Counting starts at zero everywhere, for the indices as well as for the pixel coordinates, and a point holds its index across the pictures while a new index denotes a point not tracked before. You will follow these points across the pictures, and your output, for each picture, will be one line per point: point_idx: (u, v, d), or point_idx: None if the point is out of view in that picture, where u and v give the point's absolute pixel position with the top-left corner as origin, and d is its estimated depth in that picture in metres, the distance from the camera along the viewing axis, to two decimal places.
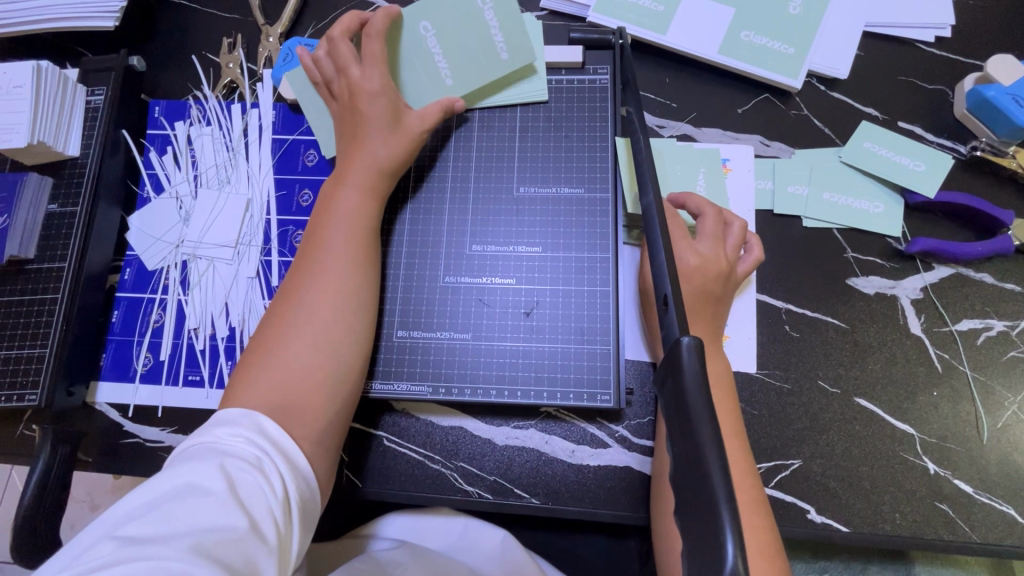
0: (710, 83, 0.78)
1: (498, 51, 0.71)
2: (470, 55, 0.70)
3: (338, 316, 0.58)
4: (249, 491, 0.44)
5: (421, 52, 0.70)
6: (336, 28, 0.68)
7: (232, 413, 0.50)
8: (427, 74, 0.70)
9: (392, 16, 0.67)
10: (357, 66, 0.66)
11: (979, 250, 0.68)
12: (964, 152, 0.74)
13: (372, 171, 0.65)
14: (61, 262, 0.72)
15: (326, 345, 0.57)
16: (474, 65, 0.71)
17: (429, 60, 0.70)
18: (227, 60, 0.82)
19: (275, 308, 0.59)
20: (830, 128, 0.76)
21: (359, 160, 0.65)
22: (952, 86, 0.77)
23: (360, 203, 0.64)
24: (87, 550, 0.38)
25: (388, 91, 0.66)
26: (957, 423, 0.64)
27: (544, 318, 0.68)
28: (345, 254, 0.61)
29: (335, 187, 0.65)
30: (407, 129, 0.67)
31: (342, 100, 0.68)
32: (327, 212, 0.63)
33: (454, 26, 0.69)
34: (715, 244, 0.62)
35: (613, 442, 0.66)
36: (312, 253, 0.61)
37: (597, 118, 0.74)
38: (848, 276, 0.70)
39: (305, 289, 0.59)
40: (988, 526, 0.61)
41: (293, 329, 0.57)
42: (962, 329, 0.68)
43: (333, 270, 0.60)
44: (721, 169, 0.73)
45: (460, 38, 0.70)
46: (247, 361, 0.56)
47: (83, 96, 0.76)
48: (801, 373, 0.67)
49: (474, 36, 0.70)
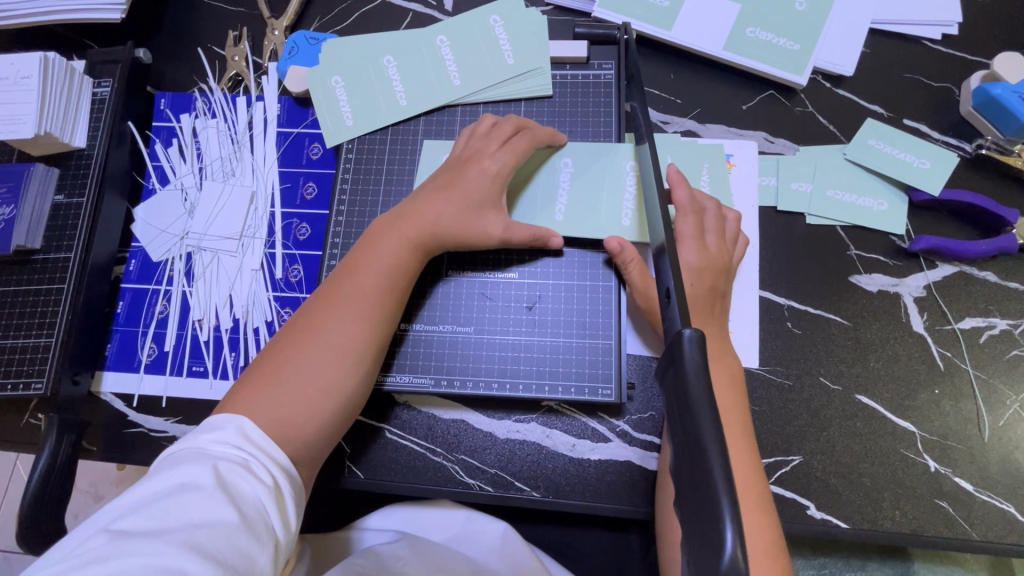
0: (715, 79, 0.78)
1: (622, 214, 0.68)
2: (592, 201, 0.69)
3: (357, 352, 0.58)
4: (237, 487, 0.45)
5: (549, 182, 0.70)
6: (506, 124, 0.68)
7: (219, 418, 0.51)
8: (544, 202, 0.69)
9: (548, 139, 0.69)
10: (493, 150, 0.66)
11: (983, 249, 0.68)
12: (969, 150, 0.74)
13: (427, 230, 0.63)
14: (67, 252, 0.73)
15: (337, 379, 0.56)
16: (592, 208, 0.69)
17: (552, 193, 0.69)
18: (232, 53, 0.83)
19: (302, 317, 0.59)
20: (834, 125, 0.75)
21: (420, 212, 0.63)
22: (958, 84, 0.76)
23: (406, 252, 0.62)
24: (86, 543, 0.40)
25: (492, 182, 0.65)
26: (959, 421, 0.64)
27: (547, 312, 0.68)
28: (374, 294, 0.60)
29: (389, 224, 0.64)
30: (477, 212, 0.64)
31: (447, 174, 0.66)
32: (374, 247, 0.62)
33: (593, 172, 0.70)
34: (719, 239, 0.64)
35: (614, 436, 0.66)
36: (349, 282, 0.60)
37: (602, 114, 0.74)
38: (851, 273, 0.70)
39: (335, 313, 0.58)
40: (988, 524, 0.61)
41: (315, 353, 0.56)
42: (964, 327, 0.68)
43: (365, 310, 0.59)
44: (724, 164, 0.73)
45: (594, 186, 0.69)
46: (260, 364, 0.56)
47: (90, 87, 0.77)
48: (802, 370, 0.67)
49: (607, 187, 0.69)
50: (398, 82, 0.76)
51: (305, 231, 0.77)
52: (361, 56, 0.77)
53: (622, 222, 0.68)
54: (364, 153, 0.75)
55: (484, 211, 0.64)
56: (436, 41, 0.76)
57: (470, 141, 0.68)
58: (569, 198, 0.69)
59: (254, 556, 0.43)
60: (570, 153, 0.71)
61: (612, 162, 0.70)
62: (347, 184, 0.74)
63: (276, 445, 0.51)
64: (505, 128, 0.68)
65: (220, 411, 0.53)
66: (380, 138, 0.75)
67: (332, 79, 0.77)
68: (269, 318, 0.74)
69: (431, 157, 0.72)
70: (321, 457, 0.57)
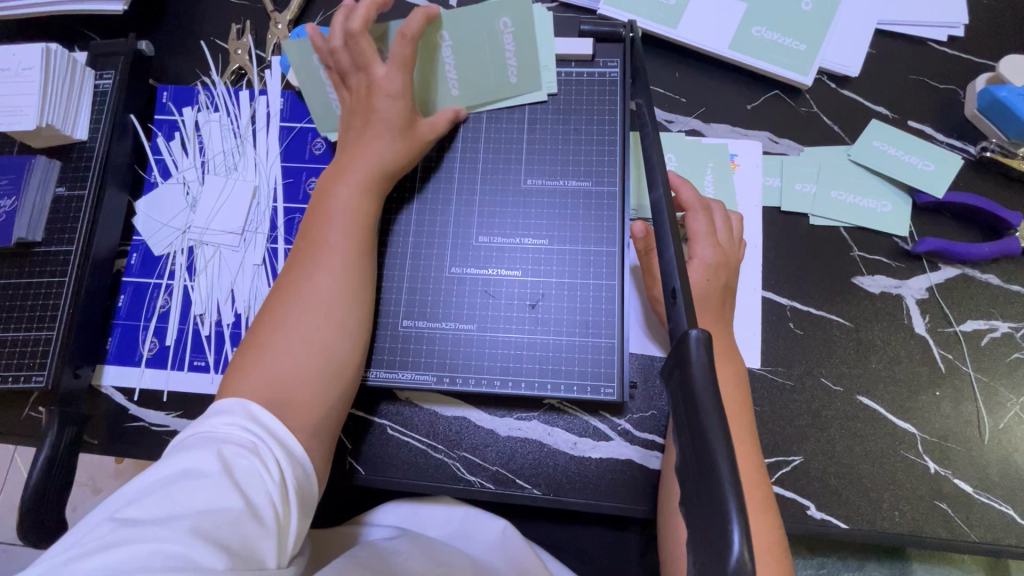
0: (719, 78, 0.78)
1: (508, 71, 0.71)
2: (477, 68, 0.70)
3: (330, 301, 0.58)
4: (243, 473, 0.45)
5: (432, 60, 0.69)
6: (356, 21, 0.63)
7: (225, 402, 0.50)
8: (433, 81, 0.70)
9: (431, 17, 0.64)
10: (383, 69, 0.64)
11: (985, 251, 0.68)
12: (973, 152, 0.74)
13: (377, 170, 0.64)
14: (69, 245, 0.72)
15: (319, 332, 0.56)
16: (483, 77, 0.71)
17: (438, 70, 0.70)
18: (235, 46, 0.82)
19: (271, 297, 0.59)
20: (839, 126, 0.75)
21: (361, 158, 0.64)
22: (963, 86, 0.76)
23: (362, 199, 0.63)
24: (92, 532, 0.40)
25: (404, 101, 0.65)
26: (959, 423, 0.65)
27: (549, 310, 0.68)
28: (341, 247, 0.60)
29: (333, 180, 0.64)
30: (418, 138, 0.67)
31: (356, 95, 0.65)
32: (324, 207, 0.62)
33: (471, 39, 0.68)
34: (731, 239, 0.64)
35: (615, 435, 0.66)
36: (309, 248, 0.60)
37: (606, 113, 0.73)
38: (854, 274, 0.70)
39: (299, 275, 0.59)
40: (986, 526, 0.61)
41: (285, 316, 0.57)
42: (966, 330, 0.68)
43: (332, 263, 0.59)
44: (728, 163, 0.73)
45: (475, 53, 0.69)
46: (242, 351, 0.56)
47: (92, 80, 0.76)
48: (803, 370, 0.67)
49: (489, 53, 0.69)
50: None
51: None
52: None
53: (511, 78, 0.72)
54: None
55: (416, 129, 0.67)
56: None
57: (350, 68, 0.65)
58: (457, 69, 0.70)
59: (257, 545, 0.43)
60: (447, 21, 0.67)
61: (484, 19, 0.67)
62: None
63: (279, 420, 0.51)
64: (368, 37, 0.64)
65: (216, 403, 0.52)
66: None
67: None
68: None
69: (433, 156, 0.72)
70: (337, 422, 0.57)
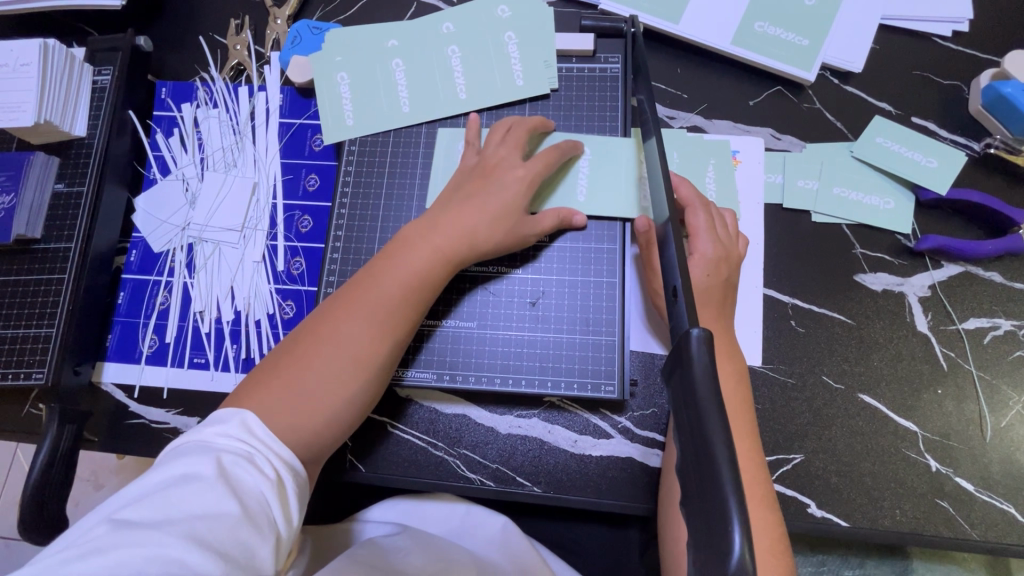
0: (722, 74, 0.77)
1: (641, 197, 0.69)
2: (611, 182, 0.69)
3: (373, 359, 0.57)
4: (238, 479, 0.45)
5: (569, 169, 0.70)
6: (525, 124, 0.69)
7: (224, 411, 0.51)
8: (564, 189, 0.69)
9: (576, 147, 0.69)
10: (519, 162, 0.66)
11: (989, 249, 0.68)
12: (977, 149, 0.73)
13: (460, 243, 0.62)
14: (68, 242, 0.72)
15: (351, 382, 0.56)
16: (612, 200, 0.69)
17: (572, 177, 0.70)
18: (234, 42, 0.82)
19: (322, 317, 0.58)
20: (842, 122, 0.75)
21: (450, 225, 0.62)
22: (968, 82, 0.76)
23: (435, 264, 0.61)
24: (86, 533, 0.40)
25: (518, 193, 0.64)
26: (961, 421, 0.64)
27: (550, 307, 0.68)
28: (397, 304, 0.59)
29: (418, 235, 0.62)
30: (513, 224, 0.64)
31: (476, 174, 0.66)
32: (402, 256, 0.61)
33: (609, 159, 0.70)
34: (727, 236, 0.64)
35: (616, 433, 0.66)
36: (370, 287, 0.59)
37: (607, 109, 0.73)
38: (856, 272, 0.70)
39: (354, 313, 0.58)
40: (988, 524, 0.61)
41: (329, 352, 0.56)
42: (968, 328, 0.68)
43: (384, 321, 0.58)
44: (730, 160, 0.72)
45: (612, 168, 0.70)
46: (278, 356, 0.56)
47: (90, 75, 0.76)
48: (805, 368, 0.67)
49: (624, 169, 0.70)
50: (401, 82, 0.74)
51: (308, 223, 0.77)
52: (365, 47, 0.75)
53: (641, 205, 0.69)
54: (367, 146, 0.74)
55: (514, 220, 0.64)
56: (441, 29, 0.75)
57: (492, 149, 0.67)
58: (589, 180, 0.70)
59: (254, 549, 0.43)
60: (586, 143, 0.71)
61: (625, 153, 0.70)
62: (350, 177, 0.74)
63: (281, 441, 0.51)
64: (522, 133, 0.67)
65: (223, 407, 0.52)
66: (382, 139, 0.74)
67: (338, 71, 0.75)
68: (271, 311, 0.74)
69: (436, 155, 0.72)
70: (324, 455, 0.56)
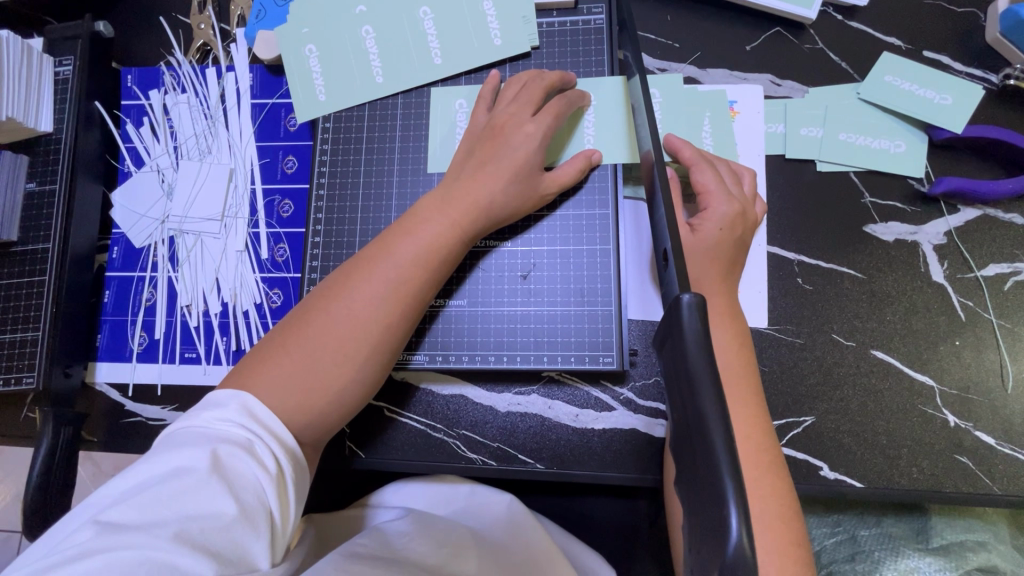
0: (716, 19, 0.72)
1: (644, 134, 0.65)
2: (617, 124, 0.66)
3: (384, 338, 0.55)
4: (237, 472, 0.44)
5: (575, 116, 0.66)
6: (539, 79, 0.64)
7: (223, 394, 0.49)
8: (571, 137, 0.66)
9: (586, 98, 0.65)
10: (532, 118, 0.62)
11: (1008, 189, 0.63)
12: (996, 81, 0.68)
13: (477, 214, 0.59)
14: (45, 243, 0.70)
15: (359, 363, 0.54)
16: (611, 142, 0.65)
17: (577, 122, 0.66)
18: (198, 21, 0.77)
19: (329, 293, 0.56)
20: (848, 62, 0.70)
21: (463, 194, 0.59)
22: (984, 9, 0.70)
23: (450, 234, 0.58)
24: (73, 534, 0.39)
25: (535, 153, 0.61)
26: (981, 372, 0.61)
27: (542, 281, 0.65)
28: (407, 279, 0.56)
29: (430, 206, 0.59)
30: (529, 189, 0.61)
31: (486, 135, 0.62)
32: (412, 229, 0.58)
33: (604, 106, 0.66)
34: (743, 194, 0.60)
35: (618, 405, 0.64)
36: (377, 261, 0.56)
37: (593, 64, 0.68)
38: (866, 223, 0.66)
39: (365, 287, 0.54)
40: (1011, 477, 0.59)
41: (342, 330, 0.53)
42: (987, 275, 0.64)
43: (394, 296, 0.55)
44: (728, 111, 0.67)
45: (605, 115, 0.66)
46: (283, 331, 0.54)
47: (51, 67, 0.72)
48: (813, 327, 0.64)
49: (609, 111, 0.66)
50: (373, 50, 0.70)
51: (289, 207, 0.74)
52: (333, 14, 0.70)
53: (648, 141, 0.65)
54: (342, 121, 0.71)
55: (529, 184, 0.61)
56: None
57: (499, 108, 0.63)
58: (597, 126, 0.66)
59: (248, 549, 0.42)
60: (590, 91, 0.67)
61: (608, 95, 0.67)
62: (326, 156, 0.70)
63: (282, 423, 0.50)
64: (536, 89, 0.63)
65: (219, 388, 0.51)
66: (357, 113, 0.70)
67: (304, 44, 0.71)
68: (259, 300, 0.72)
69: (443, 125, 0.69)
70: (323, 438, 0.55)
